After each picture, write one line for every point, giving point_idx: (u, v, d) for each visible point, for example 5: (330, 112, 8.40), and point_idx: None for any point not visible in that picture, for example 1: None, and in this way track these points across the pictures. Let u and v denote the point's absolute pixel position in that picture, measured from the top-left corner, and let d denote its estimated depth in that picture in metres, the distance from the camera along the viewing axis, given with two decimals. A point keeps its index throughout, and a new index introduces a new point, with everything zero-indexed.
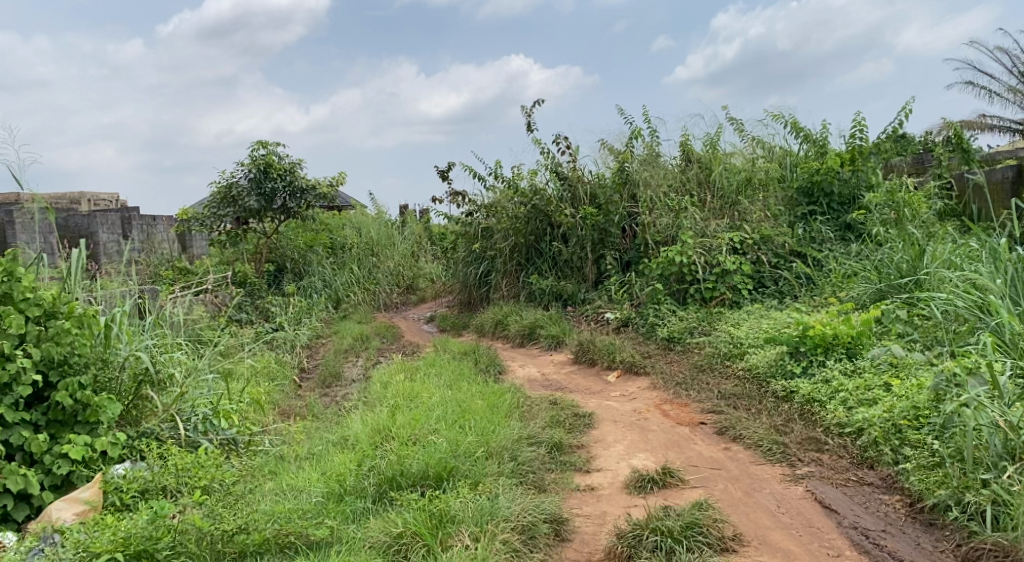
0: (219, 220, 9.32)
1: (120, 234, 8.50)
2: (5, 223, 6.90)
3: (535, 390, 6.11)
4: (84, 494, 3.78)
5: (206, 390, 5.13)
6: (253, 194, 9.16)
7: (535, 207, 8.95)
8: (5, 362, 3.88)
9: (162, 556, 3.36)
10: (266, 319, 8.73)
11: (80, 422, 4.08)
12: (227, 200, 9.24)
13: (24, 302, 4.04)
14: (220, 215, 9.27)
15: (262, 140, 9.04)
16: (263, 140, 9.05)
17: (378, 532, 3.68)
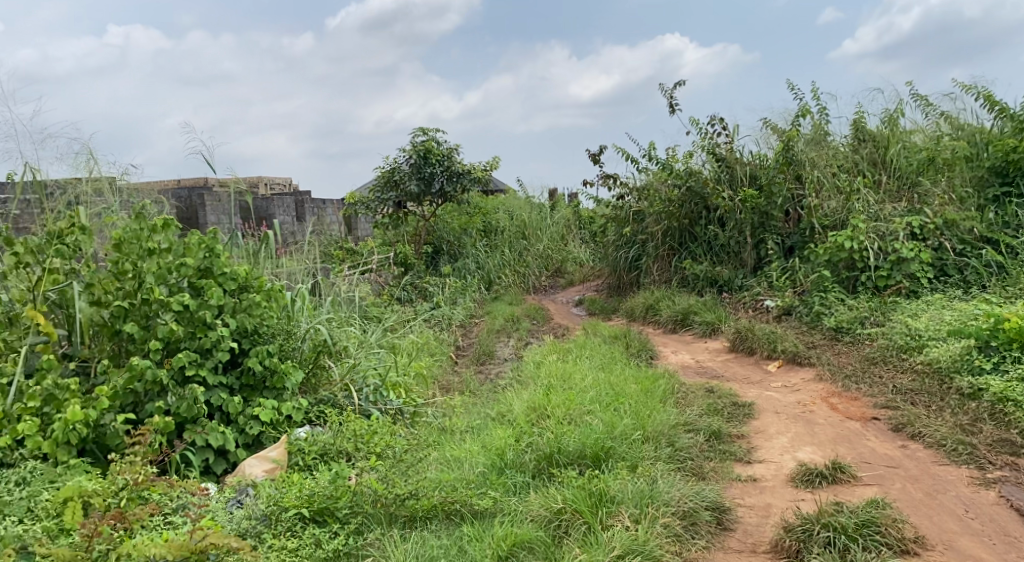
0: (383, 204, 9.75)
1: (296, 218, 9.03)
2: (197, 205, 7.49)
3: (690, 377, 6.02)
4: (272, 453, 4.07)
5: (375, 362, 5.40)
6: (413, 178, 9.48)
7: (690, 189, 8.73)
8: (208, 330, 4.23)
9: (342, 515, 3.57)
10: (425, 298, 9.03)
11: (268, 388, 4.39)
12: (391, 184, 9.63)
13: (223, 276, 4.40)
14: (384, 199, 9.69)
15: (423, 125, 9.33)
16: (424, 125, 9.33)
17: (539, 507, 3.73)
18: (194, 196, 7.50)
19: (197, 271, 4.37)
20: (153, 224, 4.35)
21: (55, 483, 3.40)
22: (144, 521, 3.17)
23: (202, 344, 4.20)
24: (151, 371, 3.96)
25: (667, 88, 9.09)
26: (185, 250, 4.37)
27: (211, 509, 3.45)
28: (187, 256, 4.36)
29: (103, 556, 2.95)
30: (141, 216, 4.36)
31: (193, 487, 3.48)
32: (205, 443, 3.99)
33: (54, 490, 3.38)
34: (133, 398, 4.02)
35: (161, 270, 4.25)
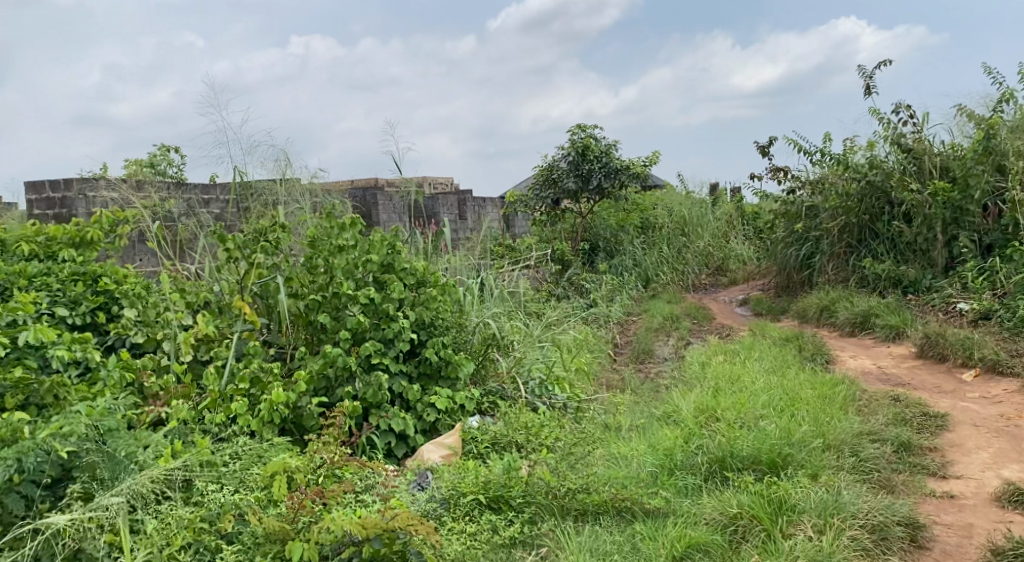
0: (540, 201, 9.87)
1: (457, 216, 9.20)
2: (371, 205, 7.78)
3: (872, 384, 5.63)
4: (447, 439, 4.14)
5: (540, 356, 5.41)
6: (571, 176, 9.50)
7: (871, 183, 8.20)
8: (390, 321, 4.40)
9: (516, 503, 3.59)
10: (581, 295, 8.99)
11: (443, 377, 4.49)
12: (548, 182, 9.72)
13: (403, 271, 4.62)
14: (542, 197, 9.82)
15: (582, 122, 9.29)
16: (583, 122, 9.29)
17: (713, 511, 3.59)
18: (367, 197, 7.82)
19: (380, 266, 4.60)
20: (343, 223, 4.66)
21: (264, 456, 3.56)
22: (340, 498, 3.23)
23: (385, 335, 4.36)
24: (343, 358, 4.15)
25: (862, 69, 8.44)
26: (370, 246, 4.61)
27: (401, 494, 3.50)
28: (372, 252, 4.60)
29: (307, 528, 3.06)
30: (331, 216, 4.67)
31: (381, 469, 3.57)
32: (388, 428, 4.12)
33: (263, 465, 3.53)
34: (326, 383, 4.22)
35: (349, 266, 4.51)
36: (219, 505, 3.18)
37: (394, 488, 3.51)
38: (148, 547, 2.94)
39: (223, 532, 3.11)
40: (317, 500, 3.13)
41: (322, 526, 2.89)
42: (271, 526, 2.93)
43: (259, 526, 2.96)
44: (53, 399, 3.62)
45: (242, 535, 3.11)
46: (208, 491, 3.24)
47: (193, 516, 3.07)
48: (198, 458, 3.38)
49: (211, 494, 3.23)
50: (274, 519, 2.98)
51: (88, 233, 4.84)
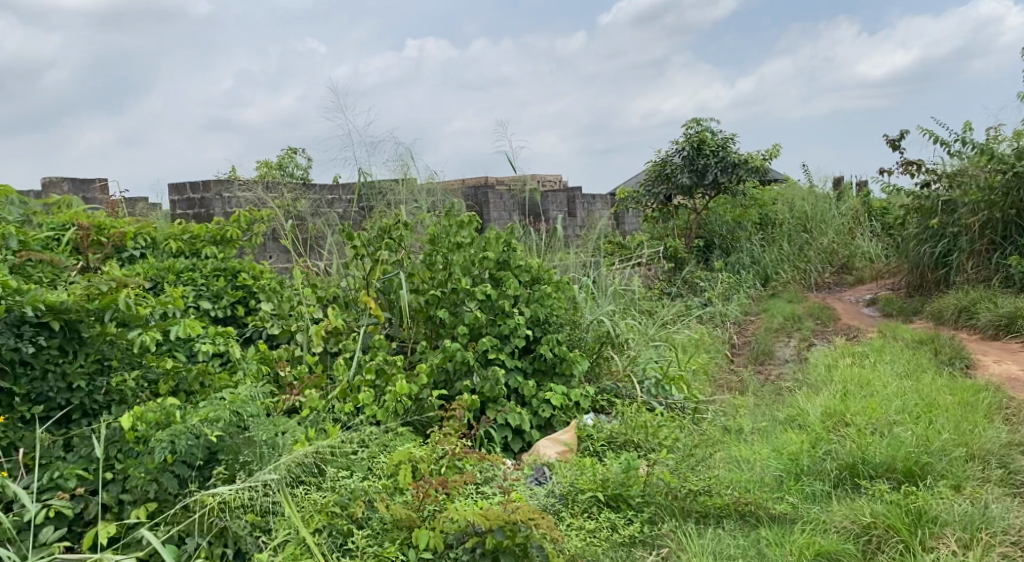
0: (652, 198, 9.75)
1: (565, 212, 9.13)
2: (483, 203, 7.80)
3: (1019, 392, 5.24)
4: (563, 436, 4.12)
5: (656, 355, 5.31)
6: (685, 170, 9.27)
7: (1017, 175, 7.66)
8: (506, 318, 4.42)
9: (635, 502, 3.54)
10: (695, 294, 8.71)
11: (558, 374, 4.49)
12: (661, 178, 9.56)
13: (518, 268, 4.64)
14: (654, 192, 9.69)
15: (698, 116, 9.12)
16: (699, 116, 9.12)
17: (845, 519, 3.44)
18: (478, 195, 7.82)
19: (496, 263, 4.65)
20: (460, 221, 4.74)
21: (392, 444, 3.64)
22: (462, 489, 3.25)
23: (501, 331, 4.39)
24: (461, 352, 4.20)
25: None
26: (486, 245, 4.68)
27: (522, 490, 3.48)
28: (488, 250, 4.66)
29: (432, 516, 3.10)
30: (450, 214, 4.77)
31: (500, 462, 3.59)
32: (505, 422, 4.13)
33: (388, 453, 3.59)
34: (445, 376, 4.29)
35: (466, 262, 4.60)
36: (348, 491, 3.23)
37: (513, 481, 3.52)
38: (286, 528, 3.07)
39: (354, 517, 3.16)
40: (441, 488, 3.14)
41: (446, 515, 2.97)
42: (399, 514, 3.00)
43: (388, 513, 3.03)
44: (200, 386, 3.88)
45: (371, 521, 3.14)
46: (339, 477, 3.30)
47: (325, 501, 3.14)
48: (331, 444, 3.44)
49: (341, 480, 3.29)
50: (401, 507, 3.03)
51: (229, 232, 5.26)
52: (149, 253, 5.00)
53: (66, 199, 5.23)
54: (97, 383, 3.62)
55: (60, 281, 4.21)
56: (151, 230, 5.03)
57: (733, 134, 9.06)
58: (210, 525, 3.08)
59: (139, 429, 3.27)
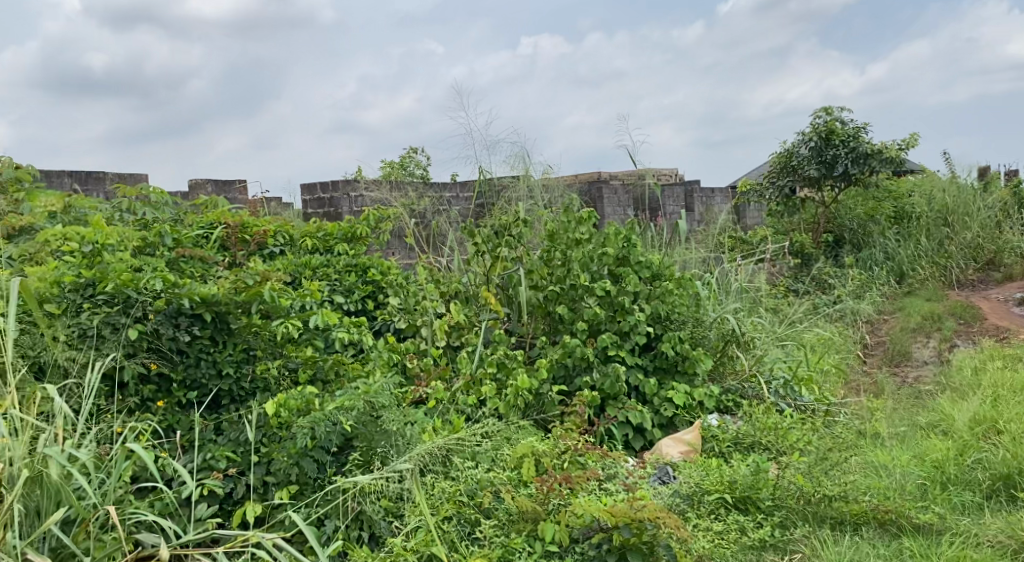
0: (776, 191, 9.43)
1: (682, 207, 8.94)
2: (596, 198, 7.66)
3: None
4: (687, 436, 4.03)
5: (784, 354, 5.15)
6: (813, 162, 8.90)
7: None
8: (626, 315, 4.38)
9: (765, 506, 3.44)
10: (823, 292, 8.38)
11: (680, 372, 4.42)
12: (786, 170, 9.25)
13: (638, 264, 4.60)
14: (778, 185, 9.37)
15: (826, 105, 8.77)
16: (827, 104, 8.77)
17: (998, 532, 3.25)
18: (592, 192, 7.72)
19: (616, 259, 4.62)
20: (579, 217, 4.72)
21: (513, 438, 3.66)
22: (586, 484, 3.23)
23: (620, 327, 4.37)
24: (581, 348, 4.21)
25: None
26: (605, 240, 4.67)
27: (646, 489, 3.41)
28: (608, 246, 4.63)
29: (557, 510, 3.12)
30: (568, 210, 4.76)
31: (623, 460, 3.56)
32: (625, 420, 4.09)
33: (512, 447, 3.61)
34: (565, 372, 4.30)
35: (585, 258, 4.59)
36: (475, 482, 3.28)
37: (637, 479, 3.46)
38: (417, 515, 3.13)
39: (482, 507, 3.21)
40: (566, 484, 3.17)
41: (571, 509, 2.96)
42: (523, 505, 3.03)
43: (513, 504, 3.07)
44: (335, 375, 4.12)
45: (498, 512, 3.18)
46: (464, 467, 3.35)
47: (454, 490, 3.20)
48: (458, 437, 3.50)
49: (467, 470, 3.33)
50: (527, 499, 3.08)
51: (358, 230, 5.44)
52: (287, 250, 5.26)
53: (213, 199, 5.61)
54: (243, 371, 3.91)
55: (209, 275, 4.54)
56: (289, 228, 5.31)
57: (865, 123, 8.66)
58: (347, 509, 3.22)
59: (282, 414, 3.57)
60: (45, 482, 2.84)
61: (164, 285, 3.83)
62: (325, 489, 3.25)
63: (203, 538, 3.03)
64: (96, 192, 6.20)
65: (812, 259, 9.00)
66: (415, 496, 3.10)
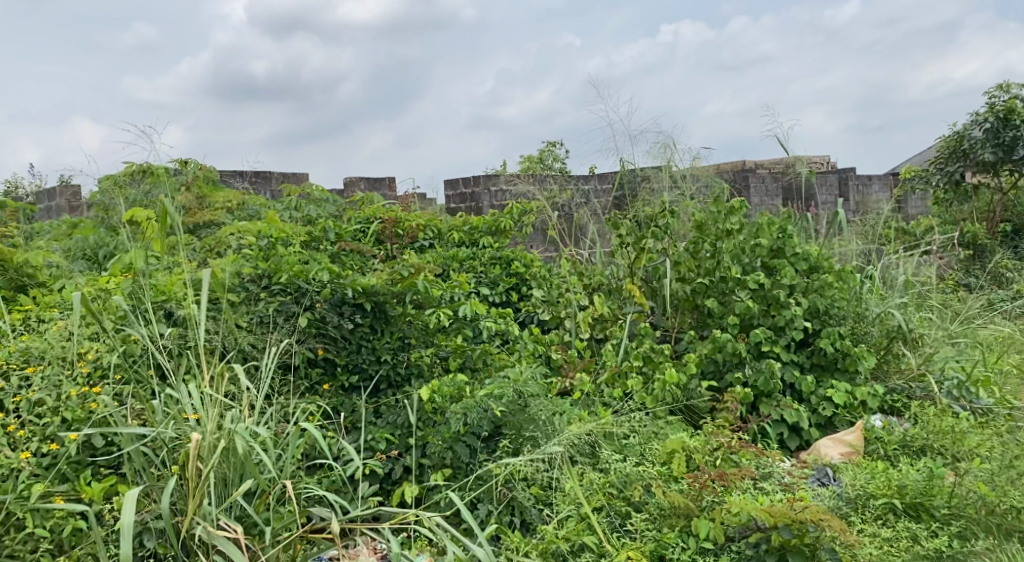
0: (945, 177, 8.75)
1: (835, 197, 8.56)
2: (741, 187, 7.45)
3: None
4: (848, 436, 3.83)
5: (957, 353, 4.81)
6: (988, 145, 8.21)
7: None
8: (782, 309, 4.23)
9: (940, 514, 3.21)
10: (1000, 286, 7.65)
11: (840, 370, 4.22)
12: (957, 154, 8.59)
13: (794, 256, 4.43)
14: (948, 171, 8.72)
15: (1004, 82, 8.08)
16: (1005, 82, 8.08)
17: None
18: (738, 179, 7.48)
19: (770, 251, 4.47)
20: (729, 207, 4.61)
21: (662, 433, 3.59)
22: (741, 483, 3.14)
23: (775, 322, 4.24)
24: (732, 343, 4.08)
25: None
26: (758, 231, 4.52)
27: (806, 490, 3.25)
28: (761, 236, 4.48)
29: (712, 507, 3.05)
30: (718, 199, 4.65)
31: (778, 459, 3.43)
32: (780, 418, 3.94)
33: (660, 441, 3.56)
34: (714, 367, 4.20)
35: (736, 250, 4.47)
36: (625, 474, 3.26)
37: (796, 479, 3.29)
38: (568, 505, 3.15)
39: (632, 500, 3.19)
40: (719, 481, 3.09)
41: (727, 507, 2.91)
42: (676, 500, 2.99)
43: (665, 499, 3.04)
44: (484, 364, 4.19)
45: (648, 505, 3.15)
46: (613, 460, 3.33)
47: (604, 482, 3.21)
48: (601, 429, 3.50)
49: (616, 463, 3.32)
50: (678, 495, 3.04)
51: (502, 223, 5.52)
52: (437, 243, 5.44)
53: (368, 196, 5.86)
54: (399, 358, 4.11)
55: (367, 268, 4.76)
56: (437, 222, 5.47)
57: None
58: (499, 496, 3.29)
59: (436, 400, 3.71)
60: (236, 454, 3.08)
61: (330, 277, 4.09)
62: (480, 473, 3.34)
63: (369, 514, 3.19)
64: (264, 191, 6.61)
65: (986, 250, 8.25)
66: (567, 485, 3.13)
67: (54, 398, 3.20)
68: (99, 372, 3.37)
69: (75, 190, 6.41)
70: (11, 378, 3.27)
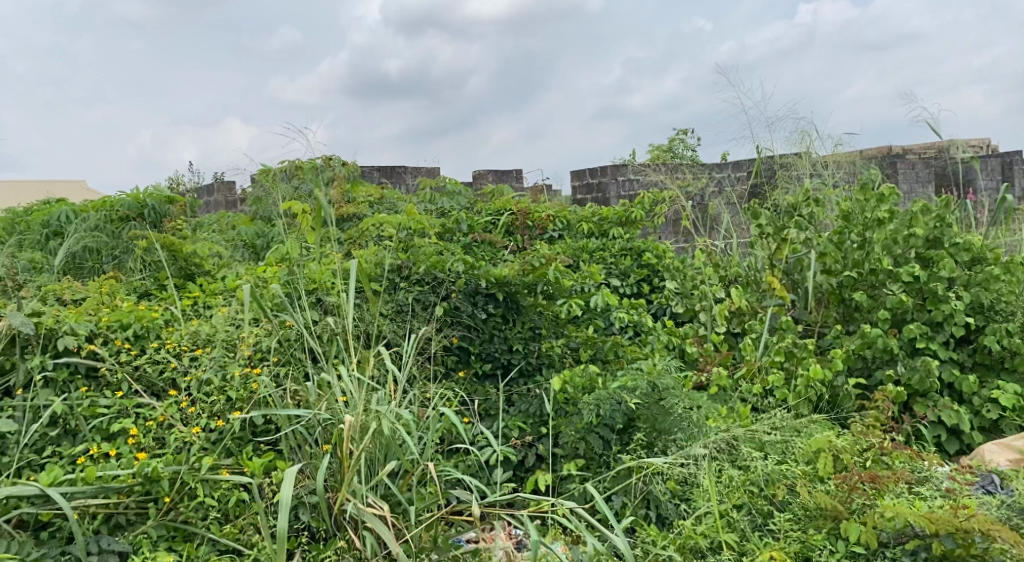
0: None
1: (997, 182, 7.95)
2: (891, 174, 7.02)
3: None
4: (1018, 442, 3.55)
5: None
6: None
7: None
8: (940, 303, 3.98)
9: None
10: None
11: (1007, 369, 3.94)
12: None
13: (954, 247, 4.15)
14: None
15: None
16: None
17: None
18: (884, 166, 7.06)
19: (926, 242, 4.23)
20: (879, 195, 4.37)
21: (807, 431, 3.45)
22: (895, 487, 2.98)
23: (932, 317, 3.98)
24: (883, 339, 3.88)
25: None
26: (912, 220, 4.22)
27: (971, 497, 3.02)
28: (916, 225, 4.23)
29: (862, 511, 2.90)
30: (866, 186, 4.42)
31: (937, 463, 3.22)
32: (938, 420, 3.71)
33: (805, 439, 3.43)
34: (863, 364, 4.00)
35: (888, 240, 4.23)
36: (766, 472, 3.16)
37: (959, 486, 3.07)
38: (705, 501, 3.09)
39: (775, 499, 3.09)
40: (871, 483, 2.95)
41: (881, 511, 2.75)
42: (823, 501, 2.86)
43: (812, 499, 2.91)
44: (615, 356, 4.17)
45: (793, 505, 3.04)
46: (753, 457, 3.23)
47: (743, 478, 3.12)
48: (743, 426, 3.39)
49: (756, 460, 3.21)
50: (826, 495, 2.91)
51: (632, 214, 5.41)
52: (566, 234, 5.43)
53: (499, 189, 5.90)
54: (531, 348, 4.11)
55: (497, 259, 4.82)
56: (566, 213, 5.45)
57: None
58: (636, 488, 3.27)
59: (569, 391, 3.73)
60: (382, 435, 3.24)
61: (465, 268, 4.14)
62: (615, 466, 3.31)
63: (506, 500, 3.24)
64: (399, 184, 6.79)
65: None
66: (703, 480, 3.07)
67: (220, 378, 3.43)
68: (259, 355, 3.58)
69: (229, 186, 6.81)
70: (182, 356, 3.51)
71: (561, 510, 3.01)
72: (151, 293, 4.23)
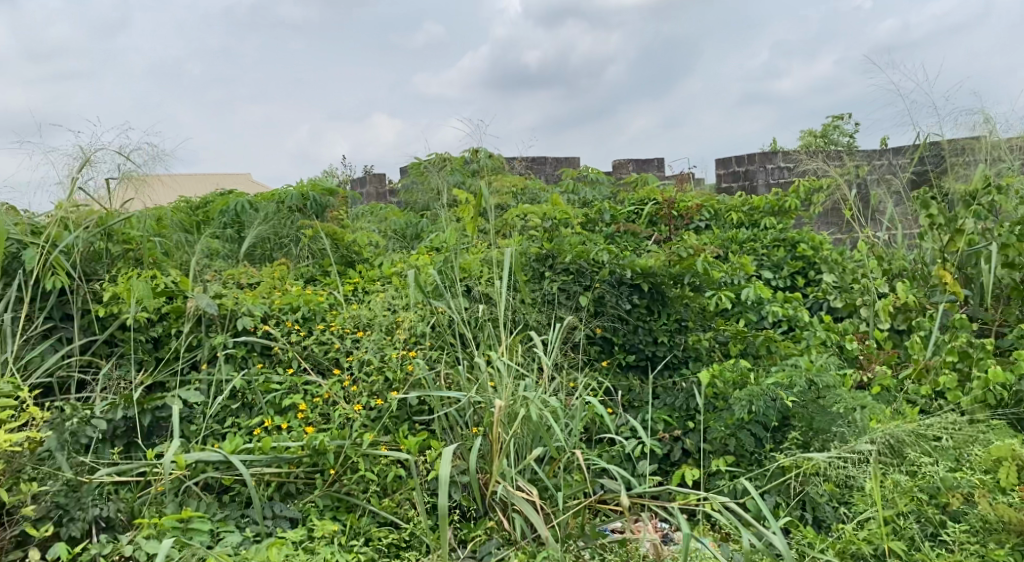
0: None
1: None
2: None
3: None
4: None
5: None
6: None
7: None
8: None
9: None
10: None
11: None
12: None
13: None
14: None
15: None
16: None
17: None
18: None
19: None
20: None
21: (982, 437, 3.20)
22: None
23: None
24: None
25: None
26: None
27: None
28: None
29: None
30: None
31: None
32: None
33: (980, 446, 3.19)
34: None
35: None
36: (937, 480, 2.97)
37: None
38: (869, 505, 2.94)
39: (947, 509, 2.92)
40: None
41: None
42: (1008, 515, 2.70)
43: (993, 511, 2.75)
44: (767, 351, 4.04)
45: (969, 516, 2.87)
46: (922, 463, 3.05)
47: (911, 484, 2.94)
48: (910, 429, 3.18)
49: (925, 467, 3.03)
50: (1010, 508, 2.74)
51: (786, 203, 5.22)
52: (714, 224, 5.30)
53: (643, 177, 5.80)
54: (677, 340, 4.03)
55: (640, 249, 4.79)
56: (715, 202, 5.31)
57: None
58: (792, 489, 3.15)
59: (718, 385, 3.62)
60: (531, 421, 3.28)
61: (610, 257, 4.15)
62: (769, 465, 3.22)
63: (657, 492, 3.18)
64: (540, 174, 6.83)
65: None
66: (867, 484, 2.92)
67: (379, 359, 3.57)
68: (414, 338, 3.69)
69: (381, 177, 7.08)
70: (345, 338, 3.69)
71: (714, 503, 2.95)
72: (318, 279, 4.49)
